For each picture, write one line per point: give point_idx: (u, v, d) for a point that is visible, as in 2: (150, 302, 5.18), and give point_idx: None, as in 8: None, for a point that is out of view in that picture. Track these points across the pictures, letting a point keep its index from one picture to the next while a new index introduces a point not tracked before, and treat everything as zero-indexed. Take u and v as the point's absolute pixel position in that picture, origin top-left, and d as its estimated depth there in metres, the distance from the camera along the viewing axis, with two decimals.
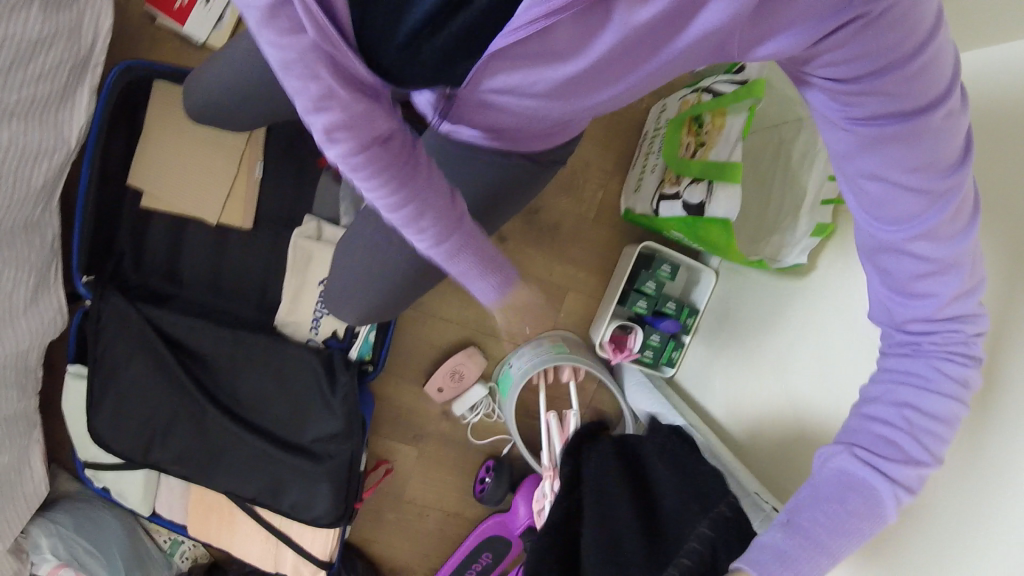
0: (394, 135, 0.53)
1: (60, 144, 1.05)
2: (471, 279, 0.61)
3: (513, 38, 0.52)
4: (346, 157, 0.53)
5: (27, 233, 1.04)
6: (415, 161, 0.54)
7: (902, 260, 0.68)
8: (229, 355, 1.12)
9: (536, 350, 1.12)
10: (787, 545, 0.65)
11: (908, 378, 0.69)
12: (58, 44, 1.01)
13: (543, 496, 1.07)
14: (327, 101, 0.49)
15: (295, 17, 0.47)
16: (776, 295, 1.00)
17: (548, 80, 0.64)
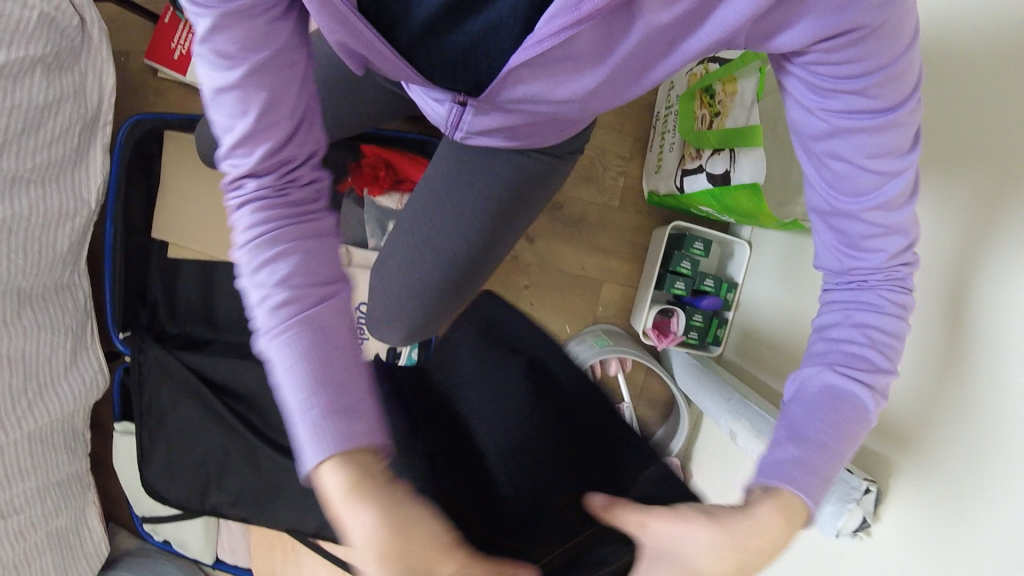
0: (300, 200, 0.58)
1: (80, 206, 1.06)
2: (306, 411, 0.52)
3: (537, 43, 0.64)
4: (244, 197, 0.57)
5: (58, 297, 1.04)
6: (312, 240, 0.57)
7: (851, 226, 0.67)
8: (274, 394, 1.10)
9: (580, 346, 1.11)
10: (800, 458, 0.59)
11: (859, 304, 0.66)
12: (65, 108, 1.02)
13: None
14: (247, 126, 0.56)
15: (254, 38, 0.54)
16: (789, 254, 1.00)
17: (569, 84, 0.74)
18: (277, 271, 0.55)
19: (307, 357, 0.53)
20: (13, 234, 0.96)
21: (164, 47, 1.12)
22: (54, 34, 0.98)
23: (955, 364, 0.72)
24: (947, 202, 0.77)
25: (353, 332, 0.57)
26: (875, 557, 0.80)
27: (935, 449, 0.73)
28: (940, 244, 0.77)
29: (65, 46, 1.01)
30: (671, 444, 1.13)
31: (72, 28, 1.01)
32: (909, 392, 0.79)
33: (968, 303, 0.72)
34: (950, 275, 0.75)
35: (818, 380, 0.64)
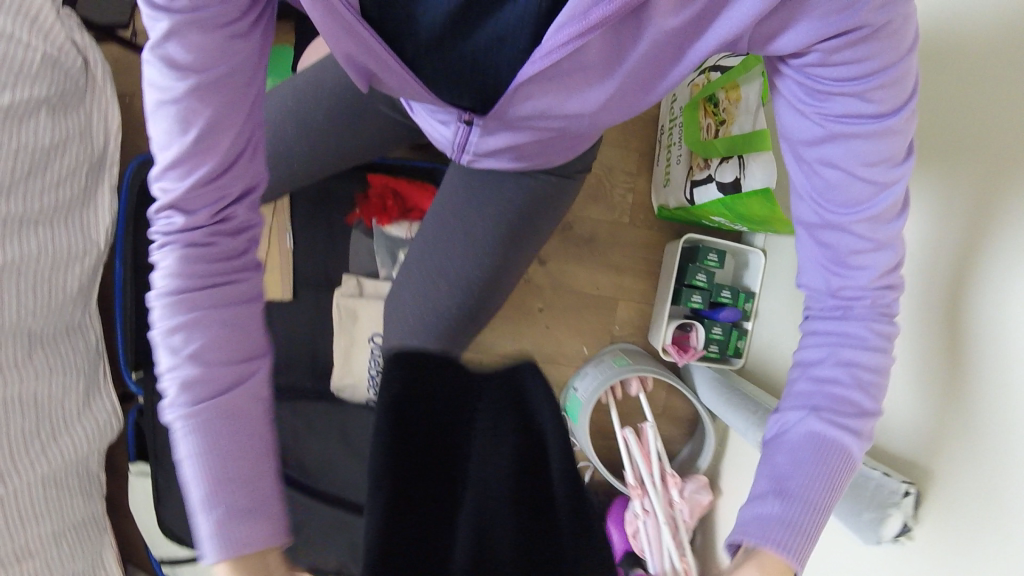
0: (226, 244, 0.58)
1: (88, 246, 1.06)
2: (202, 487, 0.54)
3: (547, 55, 0.66)
4: (168, 232, 0.57)
5: (69, 339, 1.03)
6: (232, 293, 0.58)
7: (843, 239, 0.66)
8: (292, 430, 1.11)
9: (599, 367, 1.10)
10: (784, 516, 0.58)
11: (844, 339, 0.65)
12: (71, 148, 1.04)
13: (636, 517, 1.07)
14: (182, 155, 0.55)
15: (205, 57, 0.54)
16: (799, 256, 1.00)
17: (580, 99, 0.77)
18: (188, 337, 0.55)
19: (209, 445, 0.55)
20: (23, 273, 0.96)
21: None
22: (58, 74, 1.01)
23: (971, 357, 0.74)
24: (954, 201, 0.80)
25: (258, 396, 0.58)
26: (915, 562, 0.78)
27: (960, 443, 0.74)
28: (948, 242, 0.80)
29: (69, 87, 1.04)
30: (698, 461, 1.12)
31: (76, 68, 1.05)
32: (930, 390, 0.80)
33: (980, 296, 0.74)
34: (962, 273, 0.77)
35: (801, 427, 0.62)
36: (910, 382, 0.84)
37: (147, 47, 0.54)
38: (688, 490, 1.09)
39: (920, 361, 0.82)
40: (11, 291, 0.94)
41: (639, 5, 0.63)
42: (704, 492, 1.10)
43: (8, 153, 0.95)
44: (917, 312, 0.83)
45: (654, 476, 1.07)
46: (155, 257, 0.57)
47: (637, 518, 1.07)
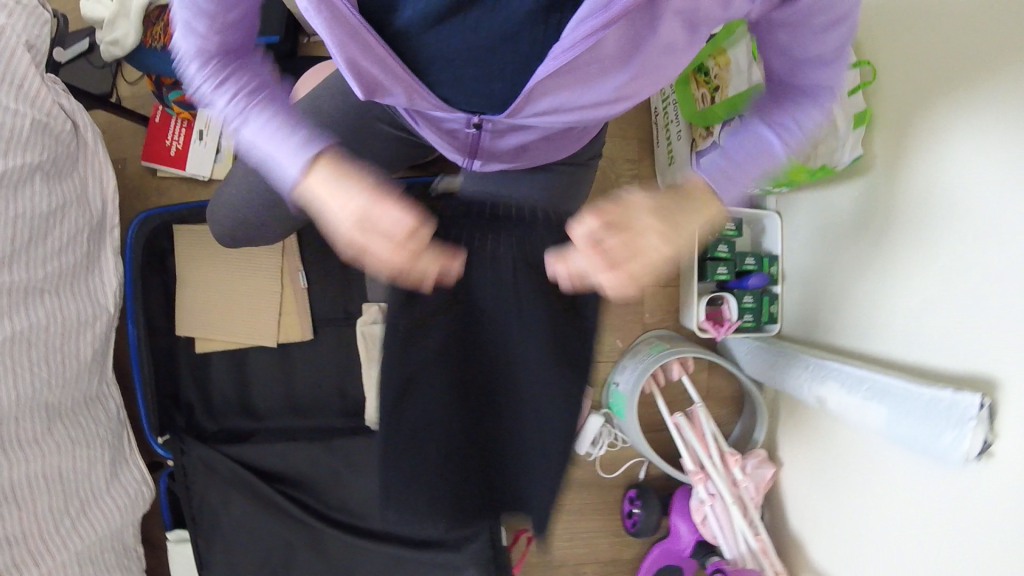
0: (253, 64, 0.64)
1: (99, 311, 1.03)
2: (285, 168, 0.61)
3: (569, 49, 0.63)
4: (200, 64, 0.61)
5: (89, 410, 1.01)
6: (269, 87, 0.64)
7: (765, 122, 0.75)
8: (331, 473, 1.05)
9: (636, 358, 1.09)
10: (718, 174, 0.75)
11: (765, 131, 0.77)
12: (70, 214, 1.00)
13: (701, 502, 1.04)
14: (211, 18, 0.58)
15: None
16: (825, 210, 1.04)
17: (594, 93, 0.73)
18: (252, 120, 0.62)
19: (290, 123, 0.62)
20: (35, 346, 0.92)
21: (160, 146, 1.13)
22: (49, 140, 0.97)
23: (953, 252, 0.83)
24: (909, 132, 0.90)
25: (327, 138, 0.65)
26: (997, 481, 0.75)
27: (959, 327, 0.82)
28: (907, 166, 0.90)
29: (62, 152, 1.00)
30: (754, 435, 1.11)
31: (67, 132, 1.00)
32: (919, 296, 0.88)
33: (947, 198, 0.84)
34: (928, 187, 0.87)
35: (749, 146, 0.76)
36: (953, 305, 0.83)
37: None
38: (749, 466, 1.07)
39: (952, 279, 0.83)
40: (23, 361, 0.90)
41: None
42: (767, 466, 1.08)
43: (6, 221, 0.90)
44: (891, 230, 0.93)
45: (714, 458, 1.04)
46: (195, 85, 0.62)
47: (703, 504, 1.04)
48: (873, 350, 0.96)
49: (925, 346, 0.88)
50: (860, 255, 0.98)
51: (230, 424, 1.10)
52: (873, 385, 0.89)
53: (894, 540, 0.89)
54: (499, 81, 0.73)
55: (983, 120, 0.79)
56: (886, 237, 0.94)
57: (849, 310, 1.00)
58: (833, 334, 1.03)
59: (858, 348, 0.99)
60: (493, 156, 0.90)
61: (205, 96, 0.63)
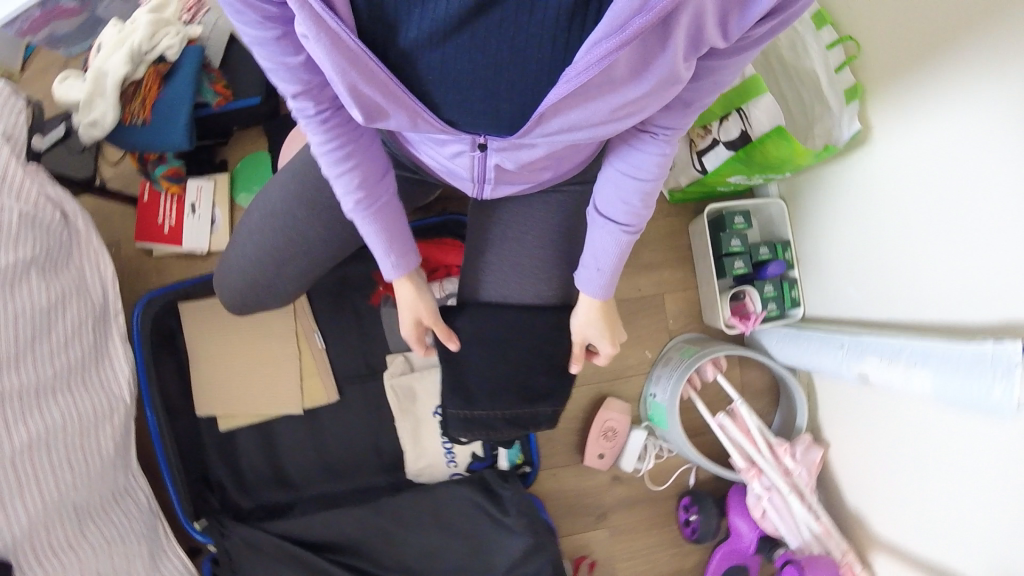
0: (346, 119, 0.75)
1: (115, 403, 0.99)
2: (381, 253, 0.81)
3: (584, 70, 0.62)
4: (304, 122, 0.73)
5: (119, 505, 0.96)
6: (359, 141, 0.76)
7: (615, 197, 0.78)
8: (382, 531, 1.01)
9: (669, 365, 1.08)
10: (601, 236, 0.80)
11: (628, 166, 0.77)
12: (72, 305, 0.97)
13: (759, 499, 1.02)
14: (303, 87, 0.70)
15: (297, 42, 0.66)
16: (832, 189, 1.05)
17: (605, 112, 0.70)
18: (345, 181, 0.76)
19: (371, 183, 0.77)
20: (55, 447, 0.87)
21: (152, 225, 1.10)
22: (41, 231, 0.94)
23: (959, 212, 0.85)
24: (918, 103, 0.89)
25: (395, 196, 0.80)
26: None
27: (980, 275, 0.83)
28: (898, 138, 0.93)
29: (56, 244, 0.97)
30: (797, 423, 1.09)
31: (57, 221, 0.98)
32: (934, 260, 0.90)
33: (947, 152, 0.86)
34: (927, 146, 0.89)
35: (614, 200, 0.78)
36: (976, 262, 0.83)
37: (234, 13, 0.64)
38: (801, 452, 1.06)
39: (974, 242, 0.83)
40: (44, 465, 0.86)
41: (667, 17, 0.59)
42: (816, 449, 1.06)
43: (8, 319, 0.85)
44: (892, 199, 0.95)
45: (762, 450, 1.03)
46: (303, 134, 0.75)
47: (760, 500, 1.02)
48: (898, 316, 0.97)
49: (949, 301, 0.88)
50: (883, 231, 0.97)
51: (266, 498, 1.06)
52: (912, 351, 0.89)
53: (955, 505, 0.88)
54: (507, 109, 0.71)
55: (971, 83, 0.81)
56: (907, 207, 0.93)
57: (868, 282, 1.01)
58: (863, 309, 1.03)
59: (887, 319, 0.99)
60: (505, 177, 0.84)
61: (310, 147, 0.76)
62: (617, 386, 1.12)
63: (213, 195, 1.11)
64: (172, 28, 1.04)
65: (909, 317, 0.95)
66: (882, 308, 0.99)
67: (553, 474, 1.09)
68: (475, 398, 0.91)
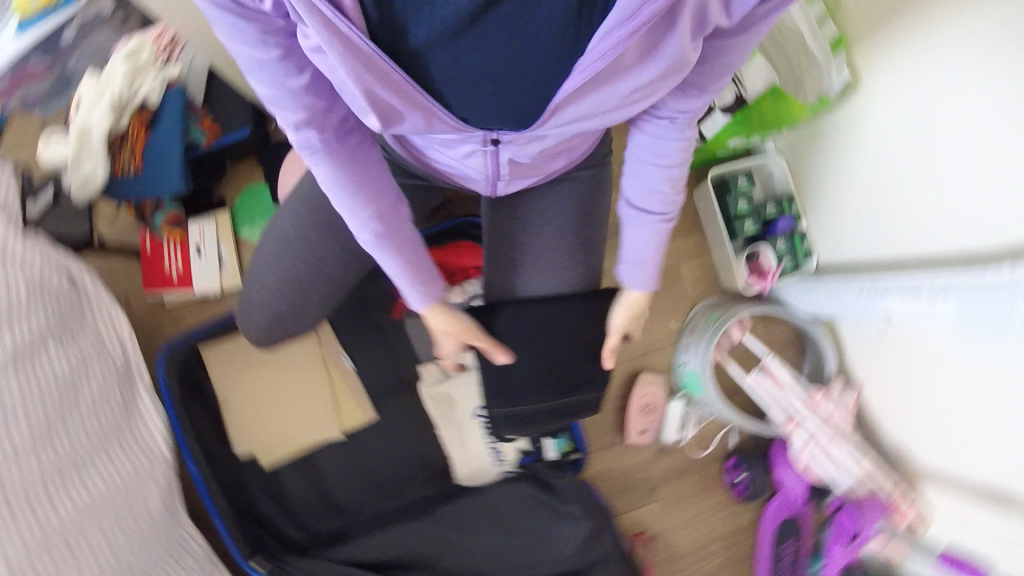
0: (351, 146, 0.71)
1: (154, 457, 0.98)
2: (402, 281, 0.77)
3: (597, 59, 0.60)
4: (309, 153, 0.68)
5: (177, 559, 0.95)
6: (367, 168, 0.72)
7: (644, 189, 0.77)
8: (439, 539, 1.03)
9: (696, 332, 1.09)
10: (637, 228, 0.79)
11: (652, 156, 0.76)
12: (95, 369, 0.95)
13: (801, 450, 1.04)
14: (307, 113, 0.65)
15: (298, 59, 0.63)
16: (833, 137, 1.07)
17: (617, 98, 0.68)
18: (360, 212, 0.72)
19: (386, 210, 0.73)
20: (104, 513, 0.86)
21: (159, 271, 1.07)
22: (49, 300, 0.93)
23: (962, 147, 0.86)
24: (907, 46, 0.90)
25: (408, 220, 0.77)
26: None
27: (987, 202, 0.84)
28: (893, 82, 0.94)
29: (67, 310, 0.96)
30: (826, 369, 1.12)
31: (65, 287, 0.97)
32: (942, 196, 0.91)
33: (941, 86, 0.87)
34: (922, 87, 0.90)
35: (643, 191, 0.78)
36: (984, 193, 0.85)
37: (226, 33, 0.60)
38: (838, 395, 1.07)
39: (980, 175, 0.85)
40: (96, 534, 0.84)
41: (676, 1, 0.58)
42: (851, 393, 1.08)
43: (36, 392, 0.84)
44: (892, 142, 0.97)
45: (799, 401, 1.06)
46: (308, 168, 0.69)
47: (802, 453, 1.04)
48: (910, 252, 0.98)
49: (958, 231, 0.90)
50: (889, 174, 0.99)
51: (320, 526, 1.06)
52: (931, 284, 0.90)
53: (995, 428, 0.90)
54: (517, 109, 0.69)
55: (958, 20, 0.82)
56: (910, 148, 0.94)
57: (878, 225, 1.03)
58: (875, 252, 1.05)
59: (899, 258, 1.01)
60: (517, 170, 0.82)
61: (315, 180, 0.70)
62: (646, 362, 1.13)
63: (216, 235, 1.09)
64: (151, 73, 1.02)
65: (921, 254, 0.96)
66: (894, 249, 1.01)
67: (599, 457, 1.10)
68: (518, 397, 0.91)
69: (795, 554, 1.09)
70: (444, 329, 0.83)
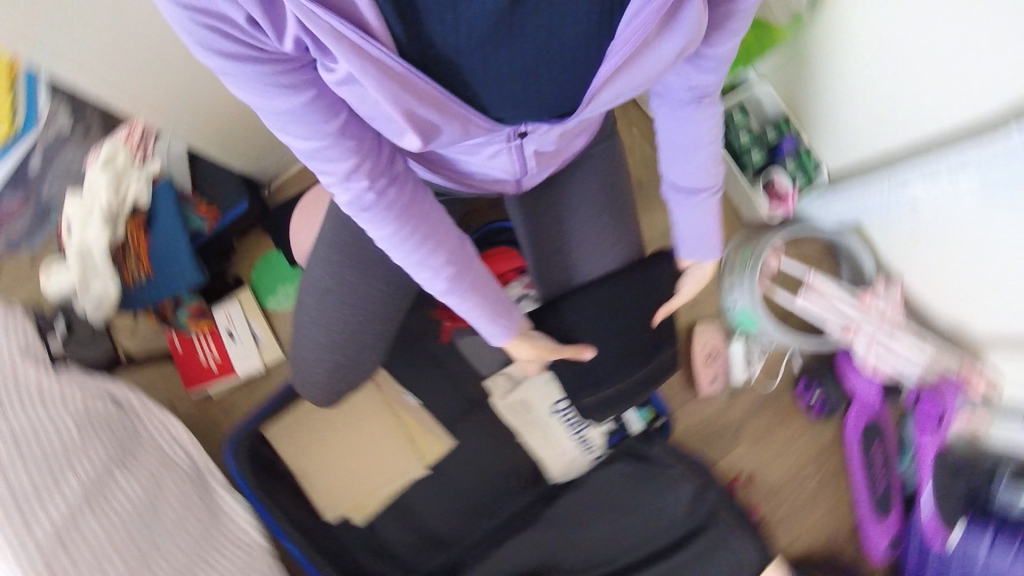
0: (402, 188, 0.70)
1: (252, 552, 0.95)
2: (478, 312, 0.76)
3: (629, 33, 0.58)
4: (364, 203, 0.68)
5: None
6: (422, 207, 0.72)
7: (686, 171, 0.76)
8: (555, 539, 1.03)
9: (734, 270, 1.11)
10: (689, 208, 0.79)
11: (685, 140, 0.74)
12: (167, 485, 0.92)
13: (867, 353, 1.05)
14: (352, 162, 0.65)
15: (330, 105, 0.62)
16: (817, 48, 1.06)
17: (647, 75, 0.66)
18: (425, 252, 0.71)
19: (448, 246, 0.73)
20: None
21: (198, 368, 1.06)
22: (100, 429, 0.89)
23: (944, 31, 0.85)
24: None
25: (470, 251, 0.76)
26: None
27: (981, 74, 0.83)
28: None
29: (122, 435, 0.93)
30: (864, 270, 1.14)
31: (114, 413, 0.94)
32: (936, 83, 0.90)
33: None
34: None
35: (685, 174, 0.77)
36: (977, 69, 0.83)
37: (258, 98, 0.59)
38: (885, 293, 1.10)
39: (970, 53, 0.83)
40: None
41: None
42: (896, 287, 1.10)
43: (117, 524, 0.81)
44: (874, 43, 0.96)
45: (852, 308, 1.07)
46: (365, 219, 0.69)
47: (868, 357, 1.06)
48: (916, 141, 0.97)
49: (956, 111, 0.89)
50: (879, 75, 0.98)
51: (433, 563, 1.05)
52: (948, 160, 0.90)
53: None
54: (546, 98, 0.67)
55: None
56: (893, 44, 0.93)
57: (877, 122, 1.02)
58: (881, 149, 1.04)
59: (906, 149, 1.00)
60: (542, 161, 0.80)
61: (375, 230, 0.70)
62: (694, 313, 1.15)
63: (243, 314, 1.08)
64: (133, 176, 0.97)
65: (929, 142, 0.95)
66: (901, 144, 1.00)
67: (678, 416, 1.12)
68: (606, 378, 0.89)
69: (885, 453, 1.11)
70: (533, 354, 0.83)
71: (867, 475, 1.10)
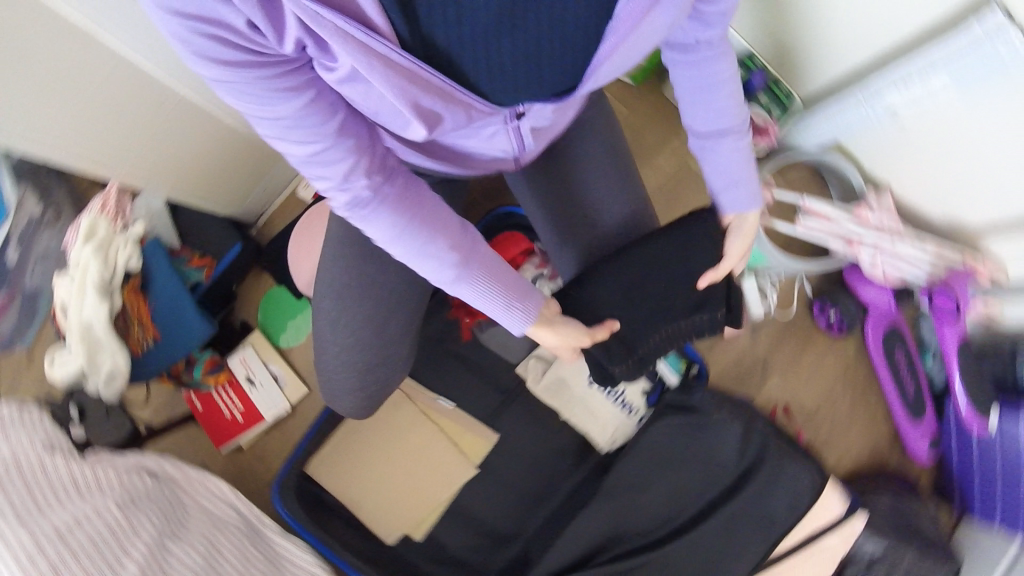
0: (400, 185, 0.69)
1: None
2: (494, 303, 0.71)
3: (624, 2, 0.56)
4: (364, 202, 0.66)
5: None
6: (422, 202, 0.69)
7: (708, 116, 0.76)
8: (619, 505, 1.02)
9: None
10: (718, 157, 0.77)
11: (704, 87, 0.75)
12: (221, 542, 0.87)
13: (874, 261, 1.08)
14: (350, 160, 0.64)
15: (326, 106, 0.61)
16: None
17: (641, 45, 0.64)
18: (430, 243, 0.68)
19: (454, 237, 0.70)
20: None
21: (225, 422, 1.03)
22: (140, 502, 0.85)
23: None
24: None
25: (478, 243, 0.73)
26: None
27: None
28: None
29: (163, 504, 0.88)
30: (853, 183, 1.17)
31: (150, 484, 0.90)
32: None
33: None
34: None
35: (709, 121, 0.76)
36: None
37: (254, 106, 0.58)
38: (879, 202, 1.11)
39: None
40: None
41: None
42: (887, 195, 1.12)
43: None
44: None
45: (851, 224, 1.08)
46: (366, 218, 0.67)
47: (877, 264, 1.07)
48: (885, 47, 0.99)
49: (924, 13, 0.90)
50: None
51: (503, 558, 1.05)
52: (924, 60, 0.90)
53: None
54: (541, 86, 0.65)
55: None
56: None
57: (844, 37, 1.03)
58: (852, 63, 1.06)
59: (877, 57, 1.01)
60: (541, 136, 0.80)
61: (377, 229, 0.68)
62: None
63: (260, 357, 1.06)
64: (120, 239, 0.91)
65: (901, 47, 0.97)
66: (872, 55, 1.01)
67: None
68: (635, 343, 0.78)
69: (908, 356, 1.13)
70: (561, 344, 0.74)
71: (896, 380, 1.12)
